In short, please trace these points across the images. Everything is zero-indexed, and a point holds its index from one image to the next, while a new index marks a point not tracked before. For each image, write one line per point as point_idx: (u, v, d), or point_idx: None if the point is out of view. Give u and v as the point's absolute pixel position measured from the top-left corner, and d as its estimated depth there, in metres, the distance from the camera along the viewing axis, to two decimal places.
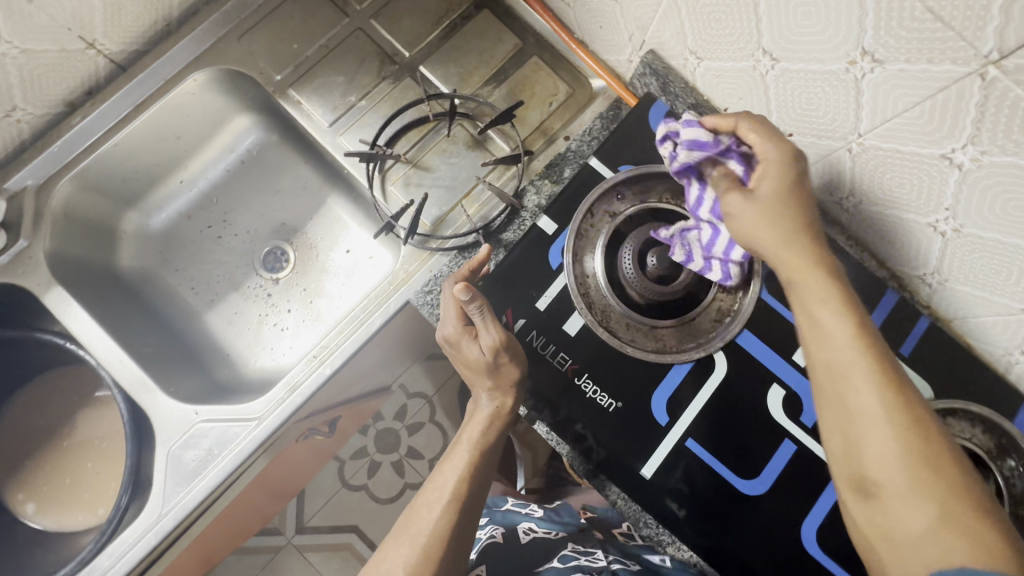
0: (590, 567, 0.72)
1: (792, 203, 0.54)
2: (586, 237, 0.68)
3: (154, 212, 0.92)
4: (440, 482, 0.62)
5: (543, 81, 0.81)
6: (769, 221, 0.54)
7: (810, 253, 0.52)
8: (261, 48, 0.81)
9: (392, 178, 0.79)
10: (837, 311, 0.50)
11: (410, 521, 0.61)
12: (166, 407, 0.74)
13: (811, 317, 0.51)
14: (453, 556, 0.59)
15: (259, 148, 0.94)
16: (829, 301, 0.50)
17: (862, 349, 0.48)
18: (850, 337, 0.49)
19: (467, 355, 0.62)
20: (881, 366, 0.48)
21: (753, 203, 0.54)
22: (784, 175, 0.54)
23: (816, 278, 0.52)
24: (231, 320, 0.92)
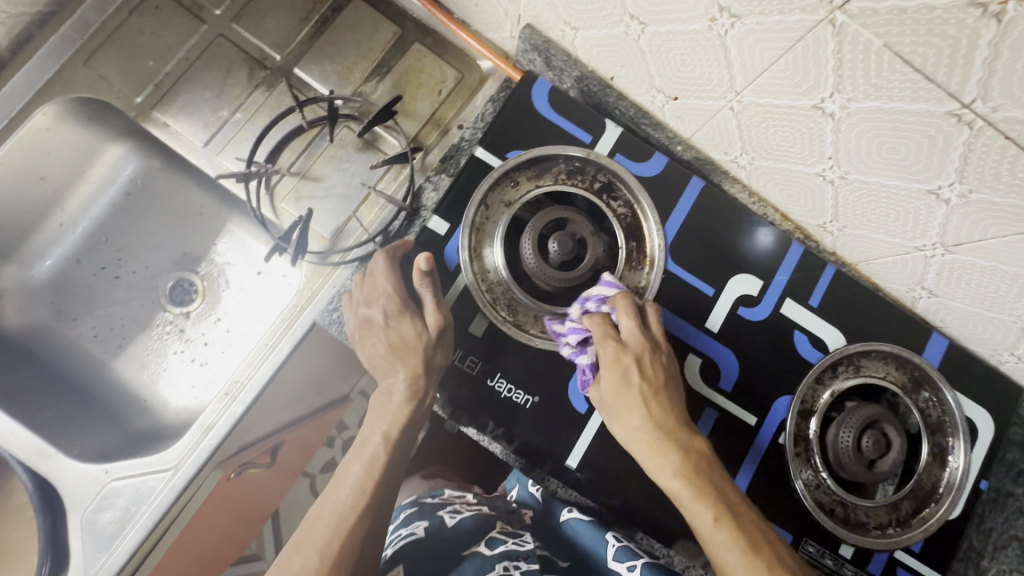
0: (516, 553, 0.66)
1: (646, 406, 0.56)
2: (485, 231, 0.64)
3: (35, 261, 0.85)
4: (345, 492, 0.58)
5: (428, 70, 0.78)
6: (630, 414, 0.56)
7: (664, 451, 0.55)
8: (114, 69, 0.74)
9: (281, 193, 0.74)
10: (698, 503, 0.52)
11: (305, 533, 0.56)
12: (72, 472, 0.69)
13: (703, 536, 0.52)
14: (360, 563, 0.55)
15: (141, 176, 0.87)
16: (703, 512, 0.52)
17: (735, 541, 0.51)
18: (724, 538, 0.51)
19: (404, 333, 0.60)
20: (748, 543, 0.51)
21: (621, 397, 0.56)
22: (633, 377, 0.57)
23: (687, 489, 0.53)
24: (143, 364, 0.86)
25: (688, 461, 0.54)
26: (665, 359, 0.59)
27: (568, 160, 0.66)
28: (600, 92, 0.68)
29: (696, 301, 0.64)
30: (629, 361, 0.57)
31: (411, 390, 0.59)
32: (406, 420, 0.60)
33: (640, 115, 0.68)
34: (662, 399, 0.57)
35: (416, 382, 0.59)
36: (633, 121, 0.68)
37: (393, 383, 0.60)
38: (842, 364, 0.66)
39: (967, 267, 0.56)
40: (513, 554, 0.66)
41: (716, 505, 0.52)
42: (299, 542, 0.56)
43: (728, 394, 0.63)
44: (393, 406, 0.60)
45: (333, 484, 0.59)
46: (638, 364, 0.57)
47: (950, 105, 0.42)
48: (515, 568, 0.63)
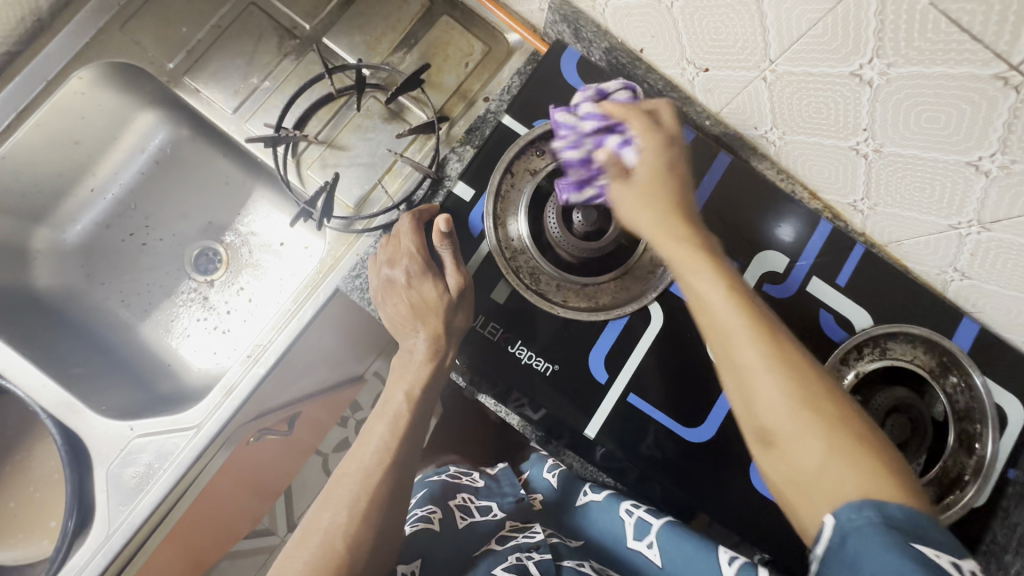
0: (529, 544, 0.61)
1: (670, 185, 0.53)
2: (509, 200, 0.65)
3: (67, 225, 0.87)
4: (369, 452, 0.58)
5: (455, 42, 0.78)
6: (643, 201, 0.52)
7: (675, 229, 0.50)
8: (148, 35, 0.75)
9: (307, 161, 0.75)
10: (714, 275, 0.47)
11: (332, 488, 0.57)
12: (99, 427, 0.71)
13: (698, 299, 0.47)
14: (388, 521, 0.55)
15: (171, 145, 0.88)
16: (746, 333, 0.45)
17: (741, 307, 0.45)
18: (727, 298, 0.46)
19: (424, 291, 0.59)
20: (762, 325, 0.45)
21: (646, 184, 0.53)
22: (649, 201, 0.52)
23: (730, 309, 0.45)
24: (167, 329, 0.88)
25: (704, 247, 0.49)
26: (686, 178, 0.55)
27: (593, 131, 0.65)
28: (629, 64, 0.68)
29: None
30: (669, 171, 0.54)
31: (434, 352, 0.60)
32: (428, 382, 0.60)
33: (668, 88, 0.68)
34: (683, 211, 0.52)
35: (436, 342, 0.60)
36: (661, 94, 0.68)
37: (416, 345, 0.61)
38: (869, 345, 0.65)
39: (1004, 245, 0.55)
40: (526, 545, 0.61)
41: (731, 279, 0.47)
42: (327, 496, 0.57)
43: None
44: (417, 367, 0.61)
45: (358, 444, 0.60)
46: (655, 161, 0.54)
47: (996, 68, 0.41)
48: (528, 559, 0.58)
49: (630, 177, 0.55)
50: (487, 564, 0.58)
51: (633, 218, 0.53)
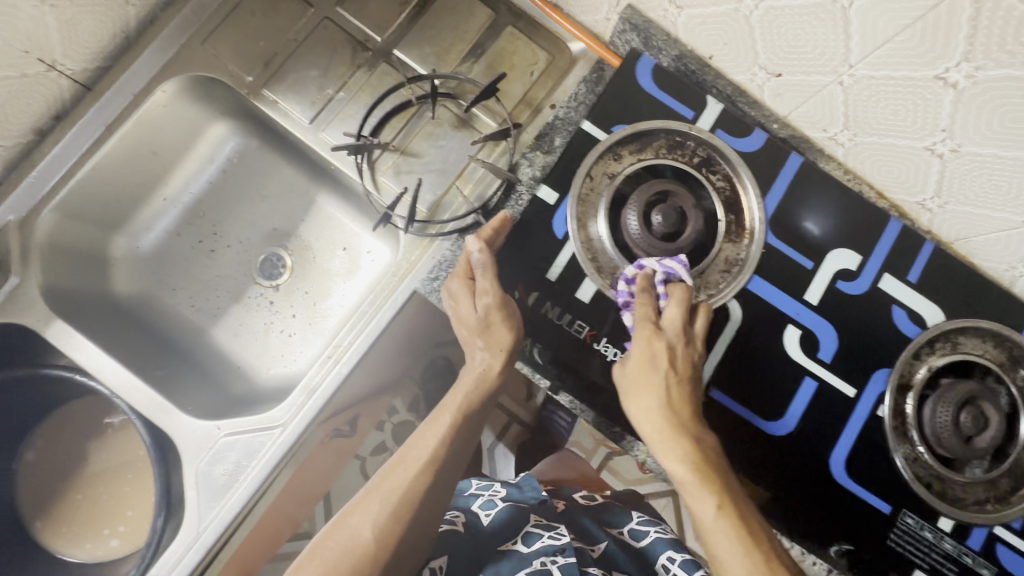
0: (555, 548, 0.72)
1: (659, 382, 0.58)
2: (588, 204, 0.67)
3: (141, 233, 0.90)
4: (420, 457, 0.63)
5: (521, 51, 0.80)
6: (641, 398, 0.59)
7: (678, 436, 0.57)
8: (229, 49, 0.78)
9: (382, 168, 0.78)
10: (700, 490, 0.54)
11: (381, 483, 0.62)
12: (188, 426, 0.73)
13: (703, 524, 0.54)
14: (422, 513, 0.61)
15: (239, 155, 0.92)
16: (741, 557, 0.51)
17: (730, 529, 0.53)
18: (715, 517, 0.53)
19: (494, 299, 0.62)
20: (750, 538, 0.52)
21: (647, 380, 0.59)
22: (656, 397, 0.58)
23: (725, 532, 0.53)
24: (236, 333, 0.91)
25: (699, 455, 0.56)
26: (695, 353, 0.61)
27: (669, 135, 0.68)
28: (698, 71, 0.70)
29: (797, 274, 0.65)
30: (661, 348, 0.59)
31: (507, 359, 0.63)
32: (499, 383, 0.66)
33: (737, 93, 0.70)
34: (684, 389, 0.59)
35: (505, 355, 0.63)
36: (730, 98, 0.70)
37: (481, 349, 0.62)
38: (940, 342, 0.66)
39: None
40: (551, 550, 0.72)
41: (722, 495, 0.54)
42: (372, 488, 0.62)
43: (829, 364, 0.64)
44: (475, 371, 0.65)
45: (409, 448, 0.64)
46: (670, 350, 0.60)
47: None
48: (552, 563, 0.69)
49: (622, 367, 0.61)
50: (515, 565, 0.70)
51: (641, 428, 0.59)
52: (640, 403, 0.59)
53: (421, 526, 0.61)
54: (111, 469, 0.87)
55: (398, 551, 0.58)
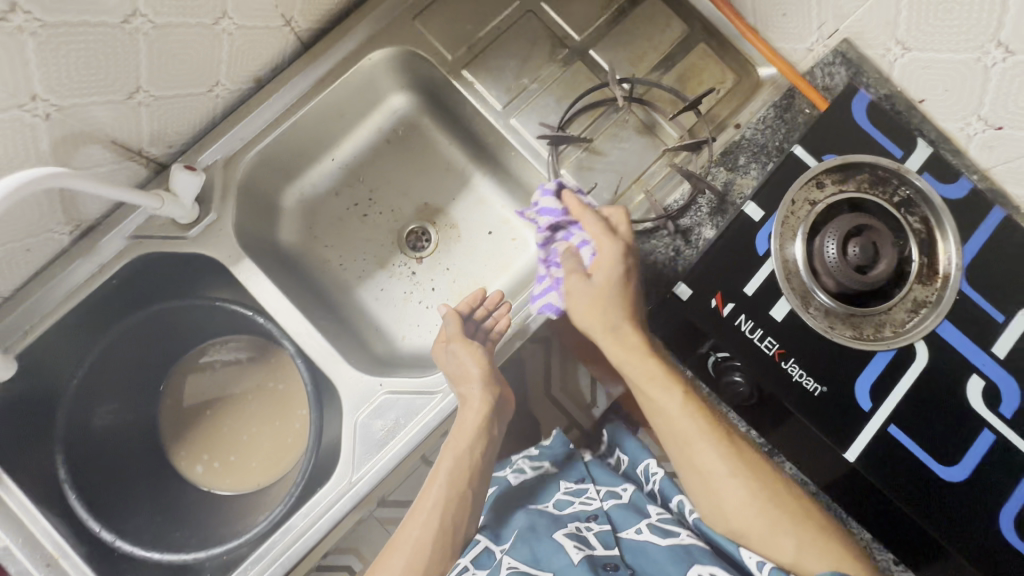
0: (587, 514, 0.78)
1: (615, 288, 0.69)
2: (789, 226, 0.69)
3: (308, 188, 0.94)
4: (424, 510, 0.72)
5: (711, 69, 0.82)
6: (606, 306, 0.69)
7: (648, 356, 0.68)
8: (437, 29, 0.82)
9: (564, 161, 0.80)
10: (670, 390, 0.67)
11: (396, 538, 0.73)
12: (351, 378, 0.77)
13: (670, 414, 0.67)
14: (440, 555, 0.70)
15: (407, 127, 0.96)
16: (704, 435, 0.66)
17: (698, 415, 0.67)
18: (680, 404, 0.67)
19: (461, 343, 0.77)
20: (715, 426, 0.67)
21: (598, 295, 0.69)
22: (617, 316, 0.69)
23: (714, 453, 0.66)
24: (378, 297, 0.95)
25: (651, 357, 0.68)
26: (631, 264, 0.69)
27: (873, 170, 0.69)
28: (904, 112, 0.71)
29: (985, 325, 0.66)
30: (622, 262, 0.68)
31: (494, 387, 0.75)
32: (491, 424, 0.75)
33: (940, 139, 0.71)
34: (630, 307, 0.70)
35: (487, 388, 0.75)
36: (933, 143, 0.71)
37: (470, 389, 0.74)
38: None
39: None
40: (584, 515, 0.78)
41: (680, 384, 0.68)
42: (394, 542, 0.73)
43: (1012, 422, 0.64)
44: (477, 426, 0.74)
45: (417, 504, 0.74)
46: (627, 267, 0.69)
47: None
48: (587, 529, 0.75)
49: (588, 277, 0.70)
50: (548, 526, 0.76)
51: (607, 340, 0.69)
52: (608, 315, 0.69)
53: (443, 563, 0.71)
54: (245, 407, 0.90)
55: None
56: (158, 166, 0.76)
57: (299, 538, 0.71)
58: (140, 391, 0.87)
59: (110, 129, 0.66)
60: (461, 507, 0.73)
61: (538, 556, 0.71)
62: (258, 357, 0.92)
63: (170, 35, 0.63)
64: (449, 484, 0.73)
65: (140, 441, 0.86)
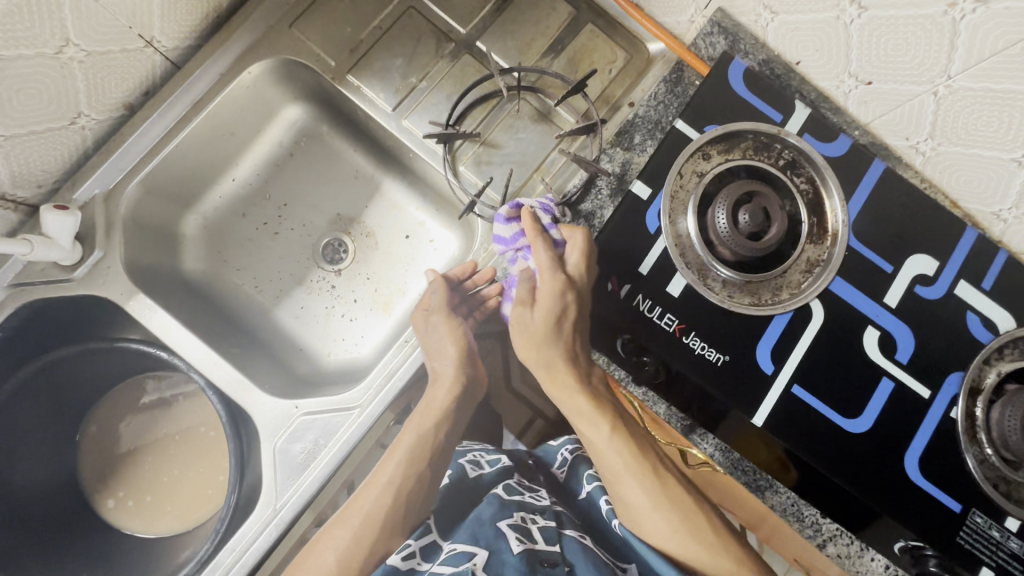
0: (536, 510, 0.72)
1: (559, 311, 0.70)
2: (679, 201, 0.69)
3: (210, 212, 0.91)
4: (378, 485, 0.71)
5: (600, 49, 0.81)
6: (544, 339, 0.71)
7: (557, 356, 0.71)
8: (315, 35, 0.79)
9: (462, 158, 0.79)
10: (568, 391, 0.71)
11: (345, 510, 0.71)
12: (266, 403, 0.75)
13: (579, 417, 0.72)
14: (388, 530, 0.69)
15: (308, 138, 0.93)
16: (596, 426, 0.71)
17: (600, 416, 0.71)
18: (590, 410, 0.71)
19: (443, 317, 0.77)
20: (611, 417, 0.71)
21: (540, 315, 0.71)
22: (547, 346, 0.71)
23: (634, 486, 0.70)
24: (298, 315, 0.92)
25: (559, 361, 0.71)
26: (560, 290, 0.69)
27: (756, 135, 0.70)
28: (783, 75, 0.72)
29: (875, 276, 0.67)
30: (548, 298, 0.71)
31: (467, 368, 0.78)
32: (455, 410, 0.77)
33: (820, 99, 0.72)
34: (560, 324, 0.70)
35: (460, 367, 0.77)
36: (813, 104, 0.71)
37: (444, 364, 0.76)
38: (1010, 347, 0.67)
39: None
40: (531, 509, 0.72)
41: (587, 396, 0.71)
42: (341, 515, 0.71)
43: (906, 367, 0.66)
44: (445, 405, 0.76)
45: (370, 480, 0.73)
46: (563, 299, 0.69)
47: None
48: (533, 524, 0.69)
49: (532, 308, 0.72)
50: (495, 514, 0.70)
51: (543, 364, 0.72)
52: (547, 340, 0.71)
53: (389, 541, 0.69)
54: (169, 446, 0.87)
55: (369, 563, 0.68)
56: (31, 207, 0.73)
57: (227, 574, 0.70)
58: (55, 441, 0.84)
59: None
60: (420, 490, 0.72)
61: (477, 536, 0.67)
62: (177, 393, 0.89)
63: (6, 70, 0.59)
64: (408, 464, 0.73)
65: (61, 496, 0.83)
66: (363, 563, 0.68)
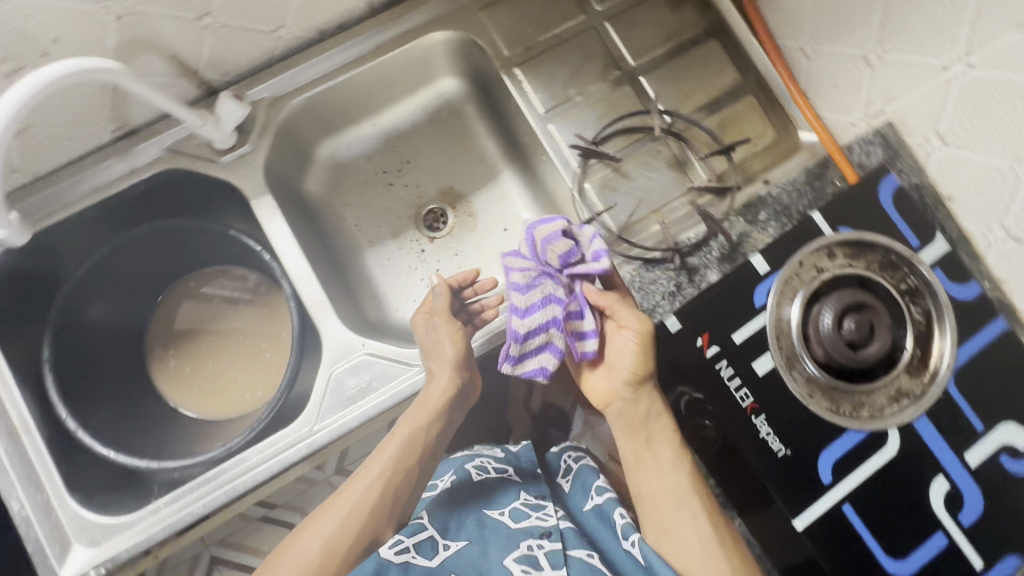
0: (540, 530, 0.70)
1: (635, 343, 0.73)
2: (790, 286, 0.69)
3: (344, 146, 0.97)
4: (369, 477, 0.72)
5: (753, 121, 0.83)
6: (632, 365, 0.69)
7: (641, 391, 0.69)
8: (499, 23, 0.85)
9: (591, 176, 0.82)
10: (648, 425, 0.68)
11: (339, 493, 0.72)
12: (338, 332, 0.79)
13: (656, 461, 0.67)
14: (376, 520, 0.70)
15: (452, 111, 0.99)
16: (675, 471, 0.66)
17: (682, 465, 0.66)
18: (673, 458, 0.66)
19: (444, 319, 0.76)
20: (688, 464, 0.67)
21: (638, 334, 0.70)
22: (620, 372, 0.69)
23: (699, 526, 0.64)
24: (383, 265, 0.97)
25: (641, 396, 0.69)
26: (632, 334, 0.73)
27: (886, 252, 0.69)
28: (931, 205, 0.71)
29: (964, 429, 0.65)
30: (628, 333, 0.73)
31: (463, 371, 0.75)
32: (452, 408, 0.75)
33: (961, 240, 0.69)
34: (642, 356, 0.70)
35: (458, 369, 0.75)
36: (954, 242, 0.69)
37: (440, 365, 0.74)
38: None
39: None
40: (537, 531, 0.70)
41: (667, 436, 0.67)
42: (331, 502, 0.71)
43: (967, 530, 0.63)
44: (439, 404, 0.74)
45: (360, 470, 0.74)
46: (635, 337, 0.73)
47: None
48: (538, 548, 0.68)
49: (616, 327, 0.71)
50: (502, 548, 0.69)
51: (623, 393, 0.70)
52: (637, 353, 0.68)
53: (376, 531, 0.69)
54: (230, 339, 0.93)
55: (356, 552, 0.67)
56: (210, 89, 0.80)
57: (249, 471, 0.73)
58: (139, 297, 0.90)
59: (174, 43, 0.70)
60: (404, 484, 0.73)
61: (482, 570, 0.67)
62: (252, 295, 0.94)
63: None
64: (396, 459, 0.73)
65: (125, 347, 0.89)
66: (349, 549, 0.67)
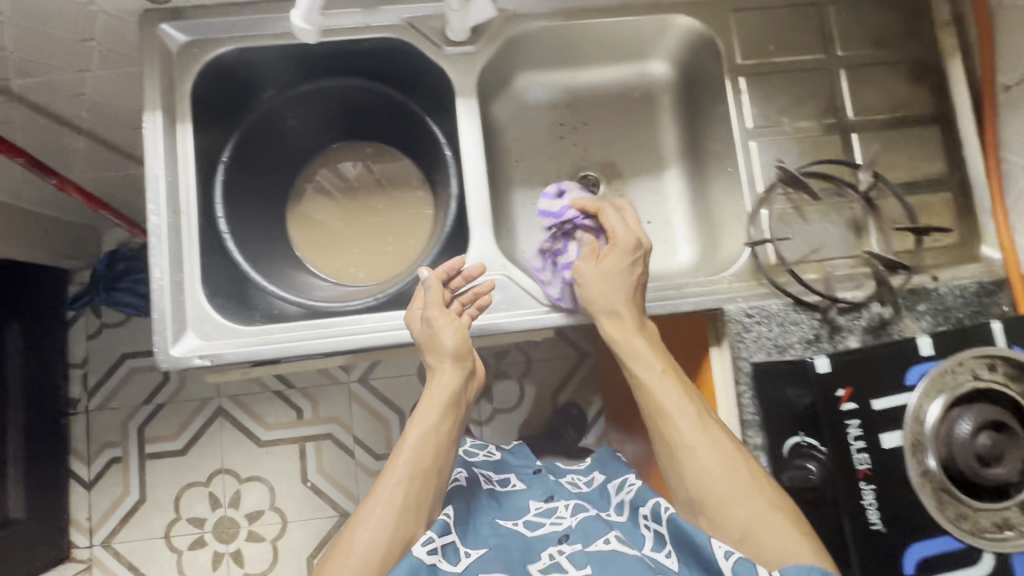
0: (558, 535, 0.73)
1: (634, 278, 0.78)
2: (945, 379, 0.68)
3: (537, 84, 0.99)
4: (388, 483, 0.66)
5: (943, 217, 0.82)
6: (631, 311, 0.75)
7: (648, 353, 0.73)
8: (744, 30, 0.86)
9: (771, 204, 0.81)
10: (656, 379, 0.71)
11: (360, 511, 0.65)
12: (483, 244, 0.81)
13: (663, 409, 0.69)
14: (410, 516, 0.65)
15: (648, 94, 1.00)
16: (683, 416, 0.68)
17: (688, 412, 0.69)
18: (679, 410, 0.69)
19: (439, 310, 0.74)
20: (693, 407, 0.69)
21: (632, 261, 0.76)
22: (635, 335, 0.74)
23: (719, 472, 0.65)
24: (526, 207, 0.99)
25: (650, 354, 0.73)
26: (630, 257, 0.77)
27: None
28: None
29: None
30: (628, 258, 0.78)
31: (466, 359, 0.75)
32: (457, 396, 0.74)
33: None
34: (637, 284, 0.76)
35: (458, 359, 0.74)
36: None
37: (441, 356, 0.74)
38: None
39: None
40: (555, 536, 0.73)
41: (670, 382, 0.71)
42: (354, 518, 0.65)
43: None
44: (446, 395, 0.73)
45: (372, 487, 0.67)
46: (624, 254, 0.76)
47: None
48: (561, 553, 0.69)
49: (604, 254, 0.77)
50: (525, 553, 0.70)
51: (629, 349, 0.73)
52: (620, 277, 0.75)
53: (413, 524, 0.65)
54: (363, 217, 0.98)
55: (396, 550, 0.63)
56: None
57: (360, 333, 0.76)
58: None
59: None
60: (425, 480, 0.68)
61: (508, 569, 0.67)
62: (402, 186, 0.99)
63: None
64: (415, 457, 0.68)
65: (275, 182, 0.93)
66: (392, 550, 0.62)
